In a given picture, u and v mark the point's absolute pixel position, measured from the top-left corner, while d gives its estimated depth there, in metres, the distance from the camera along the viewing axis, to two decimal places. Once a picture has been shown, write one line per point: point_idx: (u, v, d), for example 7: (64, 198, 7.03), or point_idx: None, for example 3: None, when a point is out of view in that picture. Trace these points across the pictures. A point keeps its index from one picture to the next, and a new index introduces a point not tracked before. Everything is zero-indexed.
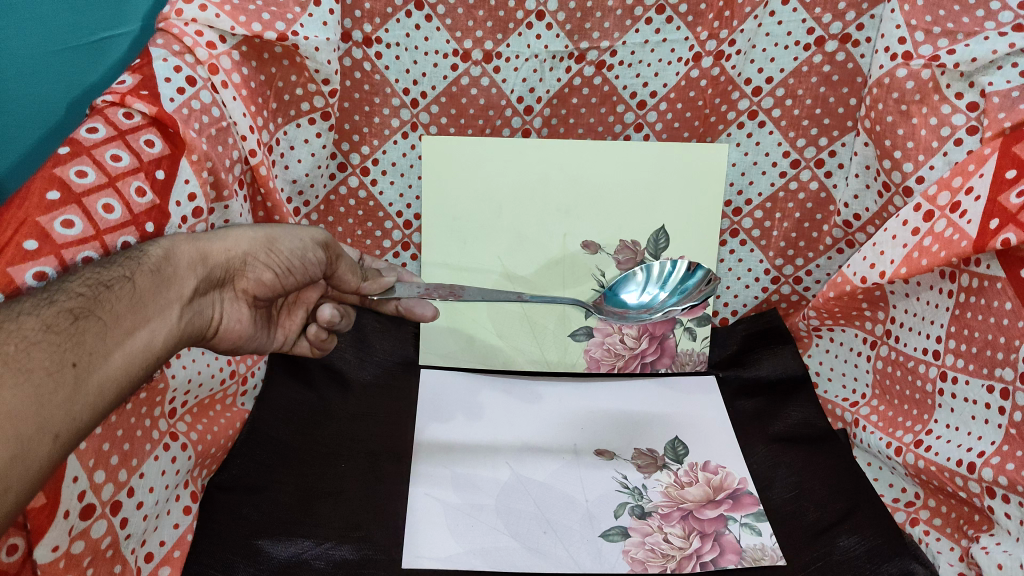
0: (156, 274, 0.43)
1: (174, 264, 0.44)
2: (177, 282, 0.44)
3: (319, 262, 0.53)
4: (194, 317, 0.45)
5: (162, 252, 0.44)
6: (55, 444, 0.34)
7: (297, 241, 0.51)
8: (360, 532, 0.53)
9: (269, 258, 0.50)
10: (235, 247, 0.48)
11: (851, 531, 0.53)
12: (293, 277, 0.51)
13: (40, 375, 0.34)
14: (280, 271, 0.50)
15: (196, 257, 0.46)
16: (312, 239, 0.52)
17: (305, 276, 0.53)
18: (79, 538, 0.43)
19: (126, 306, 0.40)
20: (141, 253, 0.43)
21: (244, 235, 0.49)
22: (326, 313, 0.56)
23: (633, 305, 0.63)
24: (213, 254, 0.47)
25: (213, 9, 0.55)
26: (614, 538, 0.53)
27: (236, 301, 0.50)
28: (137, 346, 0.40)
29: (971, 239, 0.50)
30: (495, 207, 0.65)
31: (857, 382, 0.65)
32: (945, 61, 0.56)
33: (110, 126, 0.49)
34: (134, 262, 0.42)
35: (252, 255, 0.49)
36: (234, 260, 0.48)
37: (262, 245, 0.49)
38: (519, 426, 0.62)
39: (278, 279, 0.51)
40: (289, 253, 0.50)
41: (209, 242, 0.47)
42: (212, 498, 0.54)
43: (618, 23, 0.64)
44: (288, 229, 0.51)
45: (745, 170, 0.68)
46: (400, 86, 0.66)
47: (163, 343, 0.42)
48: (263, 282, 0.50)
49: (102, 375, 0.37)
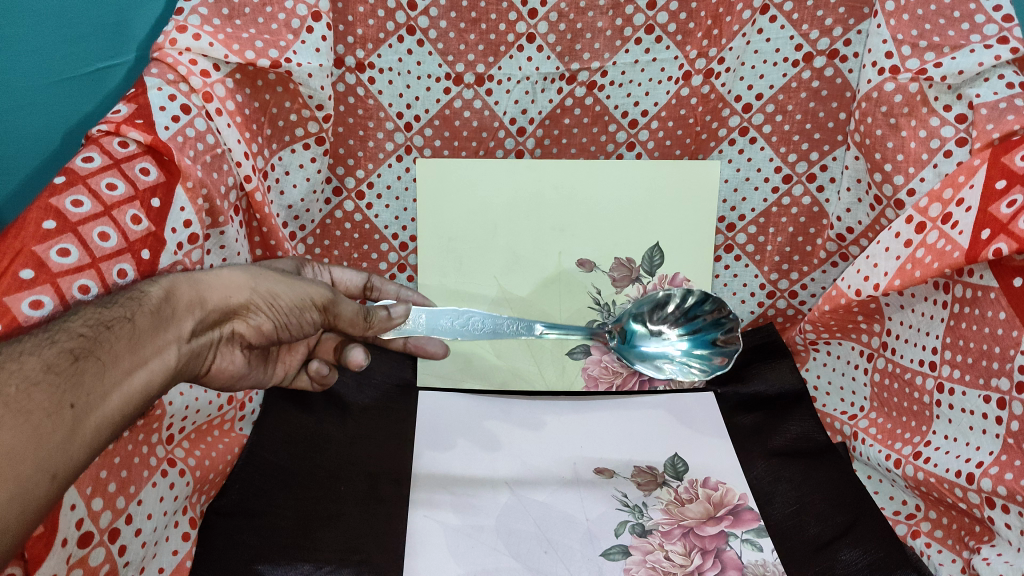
0: (156, 315, 0.43)
1: (173, 305, 0.44)
2: (174, 324, 0.44)
3: (319, 318, 0.53)
4: (189, 360, 0.46)
5: (163, 293, 0.44)
6: (52, 484, 0.34)
7: (298, 298, 0.51)
8: (360, 556, 0.52)
9: (269, 309, 0.50)
10: (235, 296, 0.48)
11: (853, 545, 0.53)
12: (288, 329, 0.52)
13: (39, 416, 0.34)
14: (278, 323, 0.51)
15: (194, 300, 0.46)
16: (313, 296, 0.52)
17: (303, 329, 0.53)
18: (78, 566, 0.43)
19: (125, 346, 0.40)
20: (142, 293, 0.43)
21: (245, 283, 0.49)
22: (358, 356, 0.58)
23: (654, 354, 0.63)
24: (212, 298, 0.47)
25: (207, 38, 0.55)
26: (613, 557, 0.53)
27: (230, 343, 0.51)
28: (134, 387, 0.40)
29: (963, 250, 0.50)
30: (490, 226, 0.66)
31: (856, 395, 0.64)
32: (932, 74, 0.56)
33: (105, 155, 0.49)
34: (135, 302, 0.42)
35: (251, 307, 0.49)
36: (233, 309, 0.48)
37: (262, 298, 0.49)
38: (519, 448, 0.62)
39: (274, 329, 0.51)
40: (288, 309, 0.50)
41: (208, 288, 0.47)
42: (211, 524, 0.54)
43: (608, 44, 0.65)
44: (291, 282, 0.51)
45: (738, 185, 0.68)
46: (394, 110, 0.67)
47: (159, 384, 0.42)
48: (258, 330, 0.50)
49: (100, 415, 0.37)
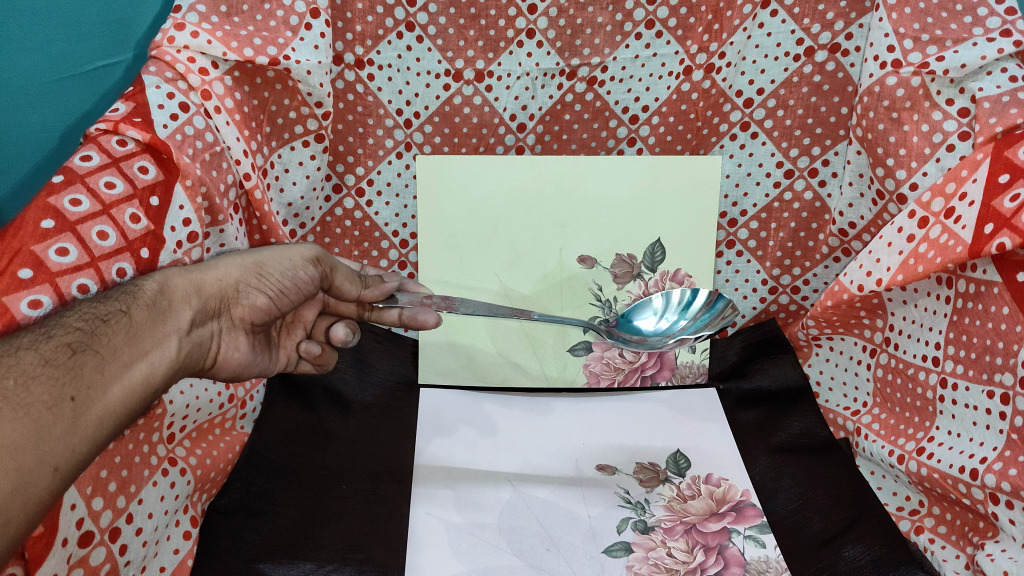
0: (152, 308, 0.43)
1: (168, 296, 0.45)
2: (173, 314, 0.44)
3: (313, 279, 0.53)
4: (193, 348, 0.46)
5: (157, 286, 0.44)
6: (54, 477, 0.34)
7: (286, 262, 0.51)
8: (362, 554, 0.52)
9: (261, 281, 0.50)
10: (226, 276, 0.49)
11: (856, 541, 0.53)
12: (286, 298, 0.52)
13: (39, 409, 0.34)
14: (274, 294, 0.51)
15: (188, 289, 0.46)
16: (301, 259, 0.52)
17: (300, 296, 0.53)
18: (79, 566, 0.43)
19: (122, 339, 0.40)
20: (136, 287, 0.44)
21: (234, 263, 0.49)
22: (340, 331, 0.58)
23: (649, 331, 0.65)
24: (206, 284, 0.47)
25: (205, 36, 0.55)
26: (615, 554, 0.53)
27: (233, 329, 0.50)
28: (137, 379, 0.40)
29: (966, 245, 0.50)
30: (490, 223, 0.66)
31: (858, 391, 0.64)
32: (935, 68, 0.56)
33: (103, 154, 0.49)
34: (131, 297, 0.43)
35: (244, 281, 0.49)
36: (227, 289, 0.48)
37: (252, 271, 0.50)
38: (520, 445, 0.62)
39: (272, 302, 0.51)
40: (280, 274, 0.51)
41: (200, 272, 0.47)
42: (212, 523, 0.53)
43: (608, 39, 0.65)
44: (275, 251, 0.51)
45: (739, 181, 0.68)
46: (394, 107, 0.67)
47: (163, 374, 0.42)
48: (258, 306, 0.50)
49: (101, 407, 0.37)
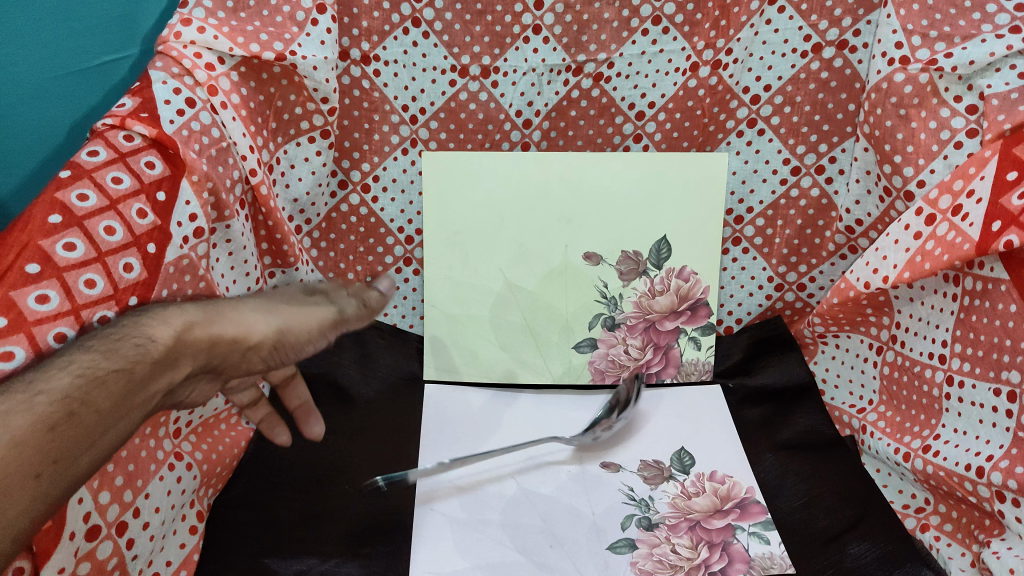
0: (139, 365, 0.40)
1: (172, 353, 0.43)
2: (173, 370, 0.43)
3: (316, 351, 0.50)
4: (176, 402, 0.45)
5: (170, 339, 0.42)
6: (12, 546, 0.34)
7: (308, 334, 0.48)
8: (368, 548, 0.52)
9: (273, 349, 0.47)
10: (245, 336, 0.46)
11: (862, 538, 0.53)
12: (278, 363, 0.49)
13: (24, 477, 0.34)
14: (270, 361, 0.48)
15: (198, 344, 0.44)
16: (321, 328, 0.48)
17: (290, 360, 0.49)
18: (86, 559, 0.43)
19: (108, 402, 0.38)
20: (143, 339, 0.41)
21: (260, 323, 0.47)
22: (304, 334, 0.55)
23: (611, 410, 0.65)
24: (219, 343, 0.45)
25: (211, 31, 0.55)
26: (620, 550, 0.53)
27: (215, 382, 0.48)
28: (107, 442, 0.39)
29: (974, 242, 0.50)
30: (496, 219, 0.65)
31: (865, 388, 0.64)
32: (943, 65, 0.55)
33: (110, 148, 0.49)
34: (138, 346, 0.41)
35: (257, 348, 0.47)
36: (234, 352, 0.46)
37: (273, 339, 0.47)
38: (525, 442, 0.62)
39: (266, 366, 0.48)
40: (296, 348, 0.48)
41: (220, 325, 0.45)
42: (221, 517, 0.54)
43: (615, 35, 0.64)
44: (300, 313, 0.48)
45: (745, 178, 0.68)
46: (400, 103, 0.67)
47: (113, 440, 0.39)
48: (255, 370, 0.48)
49: (66, 477, 0.36)
